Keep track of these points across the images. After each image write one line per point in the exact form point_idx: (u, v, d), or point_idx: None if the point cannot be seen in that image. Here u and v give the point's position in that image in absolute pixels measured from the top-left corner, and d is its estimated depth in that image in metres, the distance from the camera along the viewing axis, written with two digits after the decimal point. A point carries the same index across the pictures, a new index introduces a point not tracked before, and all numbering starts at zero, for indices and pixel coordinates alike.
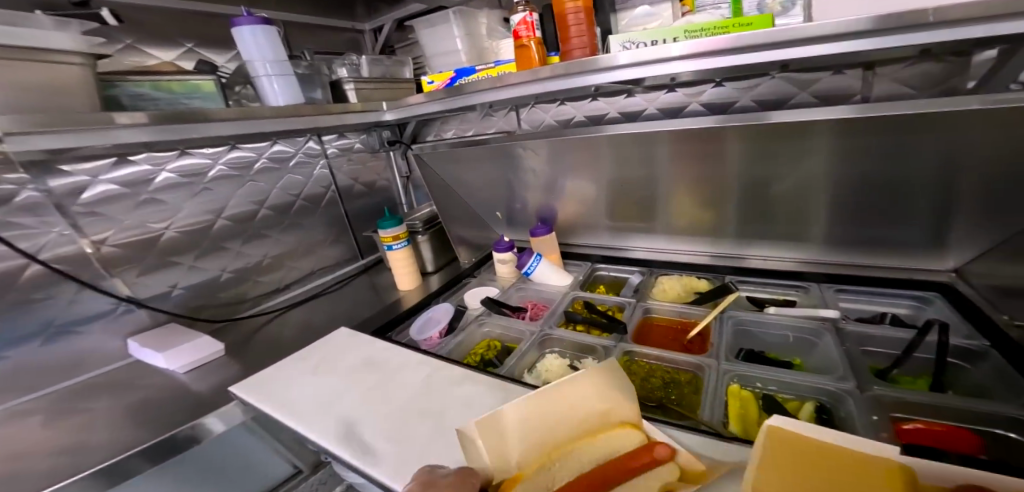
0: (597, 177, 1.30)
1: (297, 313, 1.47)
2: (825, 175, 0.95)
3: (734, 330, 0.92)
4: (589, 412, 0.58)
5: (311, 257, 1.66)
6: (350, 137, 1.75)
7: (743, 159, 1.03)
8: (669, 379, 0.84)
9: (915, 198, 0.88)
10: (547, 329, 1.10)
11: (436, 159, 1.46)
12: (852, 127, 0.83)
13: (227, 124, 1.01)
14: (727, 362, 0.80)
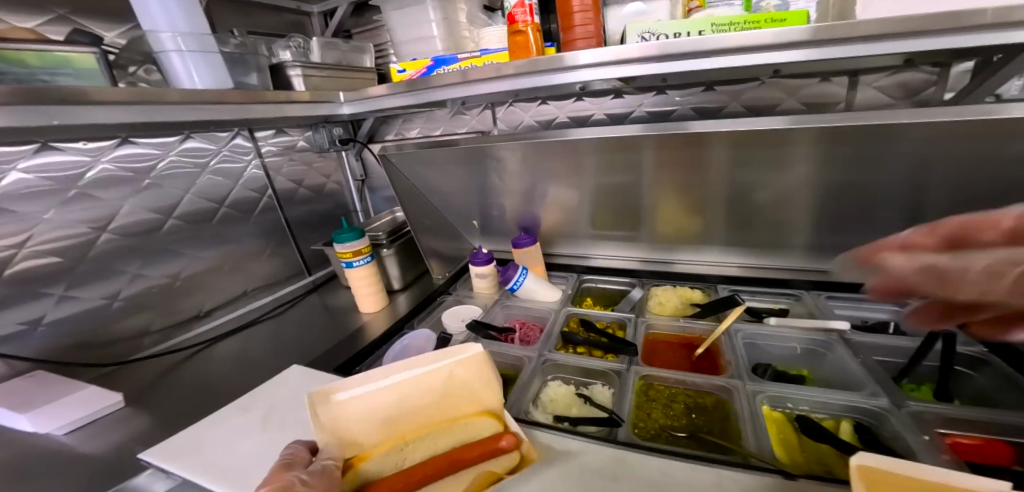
0: (578, 184, 1.22)
1: (225, 347, 1.17)
2: (806, 182, 0.96)
3: (740, 343, 0.90)
4: (454, 396, 0.67)
5: (242, 276, 1.35)
6: (292, 133, 1.48)
7: (728, 167, 1.00)
8: (694, 404, 0.78)
9: (890, 204, 0.93)
10: (547, 353, 0.99)
11: (404, 159, 1.26)
12: (832, 137, 0.84)
13: (116, 108, 0.73)
14: (754, 381, 0.75)
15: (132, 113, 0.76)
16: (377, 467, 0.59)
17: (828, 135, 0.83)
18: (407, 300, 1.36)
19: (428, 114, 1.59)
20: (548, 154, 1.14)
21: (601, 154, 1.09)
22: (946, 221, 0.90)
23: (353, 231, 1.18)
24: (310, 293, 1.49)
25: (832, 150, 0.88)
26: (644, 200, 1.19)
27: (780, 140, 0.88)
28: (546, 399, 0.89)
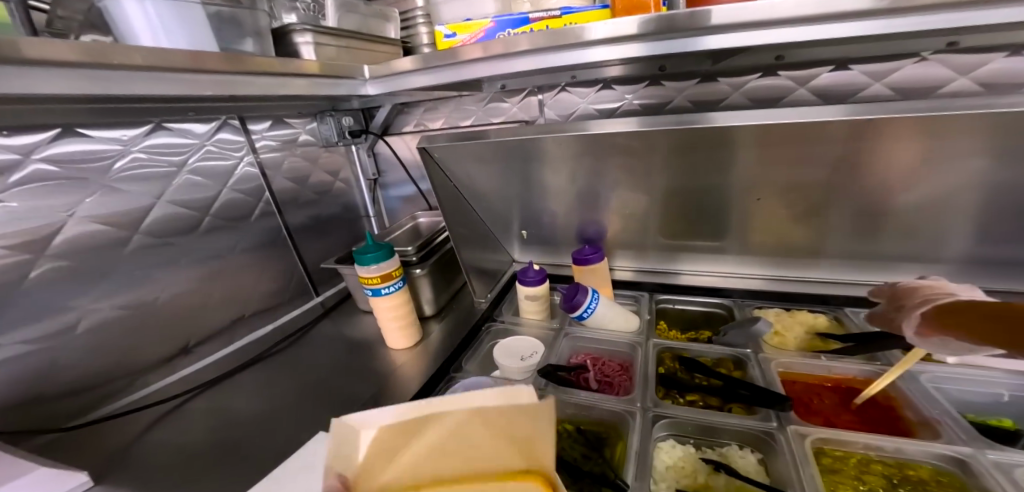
0: (652, 186, 0.97)
1: (223, 399, 0.89)
2: (970, 183, 0.73)
3: (931, 389, 0.71)
4: (490, 445, 0.49)
5: (237, 300, 1.06)
6: (293, 122, 1.20)
7: (859, 161, 0.76)
8: (905, 478, 0.58)
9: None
10: (652, 406, 0.80)
11: (447, 152, 0.99)
12: (1004, 125, 0.60)
13: (51, 67, 0.46)
14: (994, 449, 0.56)
15: (77, 78, 0.50)
16: None
17: (1001, 126, 0.61)
18: (443, 331, 1.10)
19: (458, 99, 1.34)
20: (623, 154, 0.90)
21: (685, 151, 0.85)
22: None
23: (382, 250, 0.90)
24: (321, 317, 1.22)
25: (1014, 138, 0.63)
26: (743, 205, 0.94)
27: (939, 127, 0.64)
28: (676, 469, 0.71)
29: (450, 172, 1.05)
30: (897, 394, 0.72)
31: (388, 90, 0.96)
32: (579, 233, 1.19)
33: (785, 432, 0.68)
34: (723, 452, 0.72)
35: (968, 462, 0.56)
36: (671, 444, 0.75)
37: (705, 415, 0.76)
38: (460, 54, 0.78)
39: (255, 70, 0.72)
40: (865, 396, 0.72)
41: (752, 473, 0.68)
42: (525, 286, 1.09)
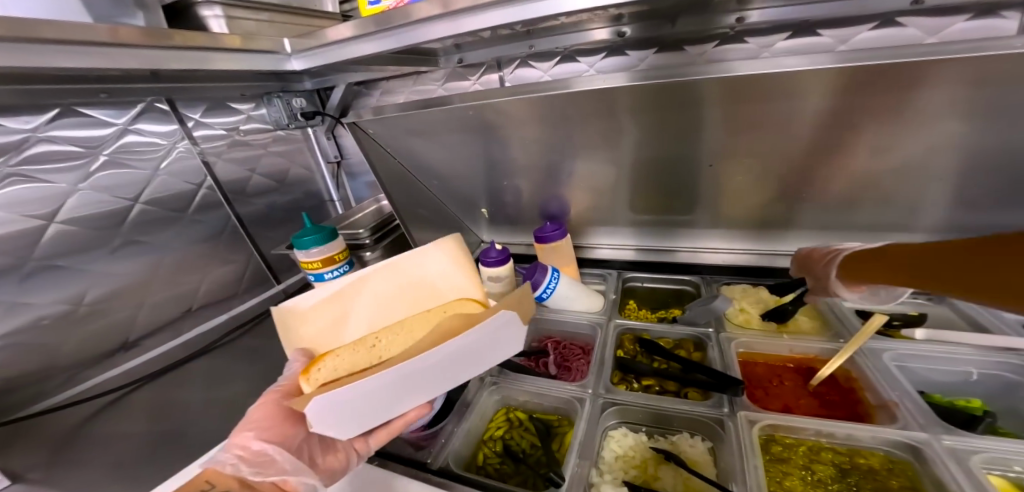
0: (610, 159, 0.91)
1: (175, 392, 0.90)
2: (947, 148, 0.65)
3: (892, 367, 0.68)
4: (421, 291, 0.68)
5: (186, 290, 1.03)
6: (236, 105, 1.14)
7: (831, 118, 0.66)
8: (854, 468, 0.55)
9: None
10: (604, 392, 0.75)
11: (382, 128, 0.91)
12: (982, 73, 0.51)
13: None
14: (949, 433, 0.53)
15: None
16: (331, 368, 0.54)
17: (982, 76, 0.52)
18: None
19: (417, 76, 1.27)
20: (577, 116, 0.81)
21: (643, 115, 0.77)
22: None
23: (320, 233, 0.86)
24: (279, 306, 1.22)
25: (993, 96, 0.55)
26: (705, 175, 0.87)
27: (912, 79, 0.56)
28: (626, 459, 0.68)
29: (391, 148, 0.98)
30: (859, 374, 0.67)
31: (315, 64, 0.87)
32: (540, 211, 1.14)
33: (734, 419, 0.63)
34: (673, 441, 0.69)
35: (920, 448, 0.52)
36: (624, 432, 0.72)
37: (659, 401, 0.71)
38: (412, 11, 0.69)
39: (160, 44, 0.67)
40: (823, 376, 0.68)
41: (700, 462, 0.64)
42: (488, 267, 1.04)
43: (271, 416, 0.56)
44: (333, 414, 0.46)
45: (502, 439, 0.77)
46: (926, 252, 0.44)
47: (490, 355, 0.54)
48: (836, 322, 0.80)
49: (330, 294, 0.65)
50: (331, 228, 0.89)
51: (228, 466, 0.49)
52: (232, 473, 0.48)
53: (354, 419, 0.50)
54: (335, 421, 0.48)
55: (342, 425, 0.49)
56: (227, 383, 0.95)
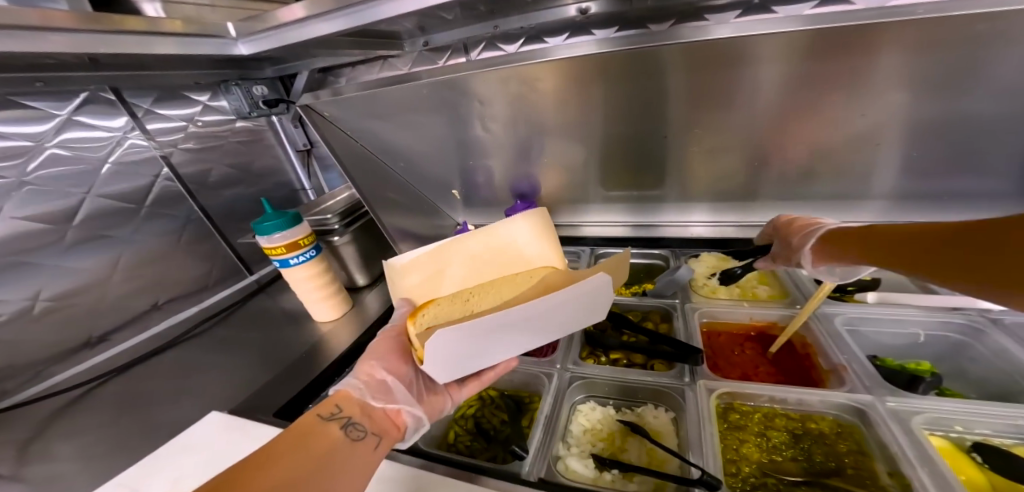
0: (575, 136, 0.90)
1: (143, 382, 0.91)
2: (897, 116, 0.67)
3: (843, 330, 0.72)
4: (511, 256, 0.68)
5: (151, 284, 1.06)
6: (193, 95, 1.12)
7: (783, 86, 0.67)
8: (803, 431, 0.57)
9: (1006, 148, 0.67)
10: (571, 367, 0.77)
11: (339, 110, 0.88)
12: (927, 36, 0.54)
13: None
14: (894, 396, 0.55)
15: None
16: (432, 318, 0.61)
17: (922, 39, 0.55)
18: (375, 299, 1.13)
19: (382, 61, 1.23)
20: (551, 77, 0.76)
21: (613, 84, 0.75)
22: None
23: (283, 218, 0.84)
24: (252, 296, 1.24)
25: (934, 64, 0.58)
26: (671, 151, 0.87)
27: (858, 44, 0.58)
28: (593, 432, 0.69)
29: (351, 131, 0.94)
30: (813, 339, 0.72)
31: (262, 47, 0.80)
32: (511, 191, 1.13)
33: (693, 388, 0.65)
34: (639, 412, 0.70)
35: (865, 411, 0.55)
36: (592, 406, 0.73)
37: (625, 374, 0.72)
38: None
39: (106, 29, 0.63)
40: (781, 343, 0.73)
41: (663, 433, 0.65)
42: None
43: (388, 351, 0.61)
44: (437, 361, 0.48)
45: (473, 417, 0.78)
46: (904, 232, 0.43)
47: (584, 317, 0.54)
48: (794, 287, 0.87)
49: (427, 250, 0.68)
50: (293, 213, 0.88)
51: (355, 389, 0.54)
52: (359, 398, 0.53)
53: (455, 368, 0.52)
54: (436, 369, 0.49)
55: (440, 372, 0.51)
56: (199, 371, 0.95)
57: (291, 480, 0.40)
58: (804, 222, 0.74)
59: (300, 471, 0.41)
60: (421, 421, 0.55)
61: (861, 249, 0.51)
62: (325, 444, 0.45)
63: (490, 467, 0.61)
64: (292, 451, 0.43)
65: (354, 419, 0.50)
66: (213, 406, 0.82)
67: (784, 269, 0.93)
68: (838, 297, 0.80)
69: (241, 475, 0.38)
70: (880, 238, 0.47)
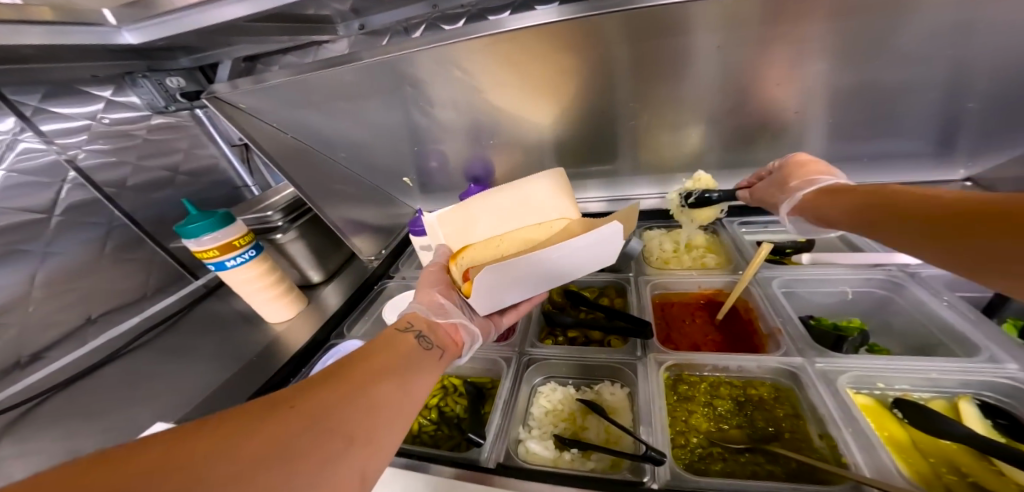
0: (528, 113, 0.92)
1: (86, 398, 0.87)
2: (824, 89, 0.77)
3: (779, 292, 0.81)
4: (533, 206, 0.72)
5: (84, 298, 1.01)
6: (93, 90, 1.03)
7: (718, 53, 0.72)
8: (744, 399, 0.61)
9: (911, 111, 0.79)
10: (529, 350, 0.77)
11: (261, 101, 0.83)
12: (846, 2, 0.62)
13: None
14: (823, 357, 0.62)
15: None
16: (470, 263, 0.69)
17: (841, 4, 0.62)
18: (332, 294, 1.08)
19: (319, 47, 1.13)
20: (514, 54, 0.78)
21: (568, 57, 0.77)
22: (989, 126, 0.79)
23: (210, 218, 0.79)
24: (200, 301, 1.19)
25: (851, 31, 0.67)
26: (626, 126, 0.90)
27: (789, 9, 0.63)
28: (555, 413, 0.69)
29: (275, 123, 0.89)
30: (754, 304, 0.79)
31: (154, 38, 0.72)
32: (465, 173, 1.10)
33: (644, 362, 0.67)
34: (597, 390, 0.71)
35: (797, 373, 0.60)
36: (552, 387, 0.73)
37: (584, 353, 0.73)
38: None
39: None
40: (726, 309, 0.80)
41: (619, 409, 0.66)
42: (419, 237, 1.03)
43: (437, 282, 0.68)
44: (485, 289, 0.59)
45: (436, 406, 0.76)
46: (884, 203, 0.49)
47: (605, 255, 0.65)
48: (736, 252, 0.91)
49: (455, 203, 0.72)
50: (223, 213, 0.82)
51: (419, 310, 0.60)
52: (425, 316, 0.59)
53: (499, 294, 0.63)
54: (481, 297, 0.61)
55: (487, 299, 0.63)
56: (146, 382, 0.90)
57: (378, 375, 0.44)
58: (799, 169, 0.70)
59: (384, 368, 0.45)
60: (475, 337, 0.64)
61: (838, 209, 0.57)
62: (401, 349, 0.50)
63: (444, 456, 0.60)
64: (373, 355, 0.47)
65: (423, 333, 0.55)
66: (166, 414, 0.79)
67: (729, 235, 0.99)
68: (781, 261, 0.89)
69: (335, 376, 0.41)
70: (860, 201, 0.53)
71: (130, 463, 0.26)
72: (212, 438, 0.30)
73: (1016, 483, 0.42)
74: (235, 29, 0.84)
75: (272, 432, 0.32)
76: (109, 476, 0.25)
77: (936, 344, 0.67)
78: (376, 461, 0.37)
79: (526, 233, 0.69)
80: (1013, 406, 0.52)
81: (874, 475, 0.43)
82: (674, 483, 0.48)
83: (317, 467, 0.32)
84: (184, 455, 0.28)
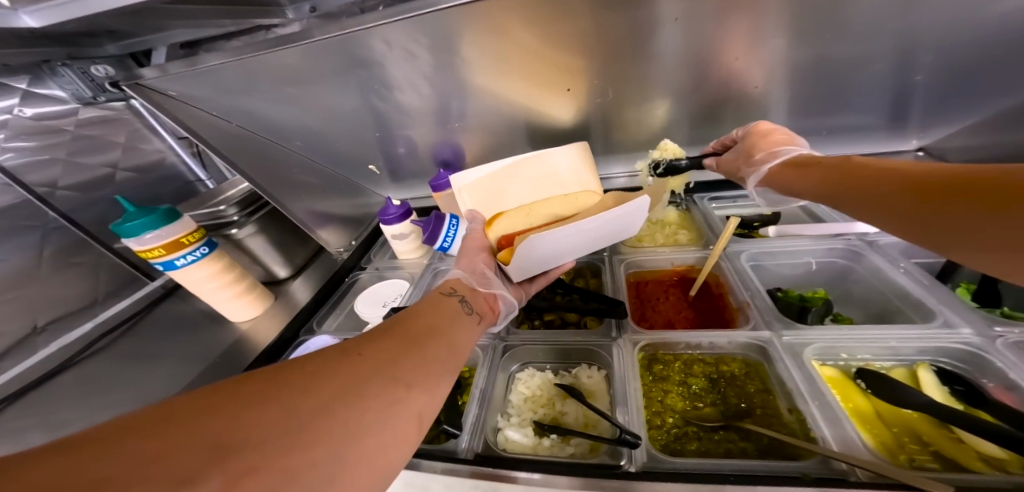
0: (498, 92, 0.91)
1: (40, 409, 0.83)
2: (781, 65, 0.83)
3: (748, 265, 0.82)
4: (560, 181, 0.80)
5: (26, 305, 0.94)
6: (7, 81, 0.93)
7: (676, 28, 0.78)
8: (716, 375, 0.62)
9: (860, 83, 0.85)
10: (505, 337, 0.76)
11: (191, 87, 0.79)
12: None
13: None
14: (789, 330, 0.62)
15: None
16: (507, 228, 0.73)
17: None
18: (301, 289, 1.03)
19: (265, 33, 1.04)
20: (494, 32, 0.80)
21: (548, 36, 0.80)
22: (936, 96, 0.85)
23: (149, 215, 0.74)
24: (159, 303, 1.12)
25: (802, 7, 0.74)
26: (593, 104, 0.92)
27: None
28: (534, 399, 0.68)
29: (216, 110, 0.83)
30: (724, 279, 0.79)
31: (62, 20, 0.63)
32: (432, 158, 1.06)
33: (619, 342, 0.67)
34: (574, 374, 0.70)
35: (765, 347, 0.61)
36: (530, 373, 0.72)
37: (560, 337, 0.73)
38: None
39: None
40: (699, 285, 0.80)
41: (596, 392, 0.66)
42: (389, 225, 0.99)
43: (479, 249, 0.68)
44: (530, 253, 0.60)
45: None
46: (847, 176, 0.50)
47: (631, 227, 0.68)
48: (706, 228, 0.91)
49: (487, 173, 0.78)
50: (164, 209, 0.77)
51: (463, 277, 0.60)
52: (468, 284, 0.59)
53: (534, 263, 0.65)
54: (522, 264, 0.62)
55: (522, 266, 0.64)
56: (103, 389, 0.85)
57: (430, 330, 0.44)
58: (761, 140, 0.69)
59: (434, 325, 0.45)
60: (511, 306, 0.65)
61: (801, 177, 0.57)
62: (448, 309, 0.50)
63: (424, 451, 0.57)
64: (423, 312, 0.48)
65: (466, 297, 0.56)
66: None
67: (700, 211, 0.98)
68: (749, 235, 0.90)
69: (389, 329, 0.42)
70: (824, 171, 0.54)
71: (216, 400, 0.27)
72: (285, 380, 0.31)
73: (977, 450, 0.44)
74: (160, 10, 0.75)
75: (338, 377, 0.33)
76: (199, 410, 0.26)
77: (895, 310, 0.69)
78: (434, 409, 0.37)
79: (557, 204, 0.73)
80: (968, 372, 0.55)
81: (840, 448, 0.44)
82: (651, 465, 0.48)
83: (383, 408, 0.33)
84: (258, 394, 0.29)
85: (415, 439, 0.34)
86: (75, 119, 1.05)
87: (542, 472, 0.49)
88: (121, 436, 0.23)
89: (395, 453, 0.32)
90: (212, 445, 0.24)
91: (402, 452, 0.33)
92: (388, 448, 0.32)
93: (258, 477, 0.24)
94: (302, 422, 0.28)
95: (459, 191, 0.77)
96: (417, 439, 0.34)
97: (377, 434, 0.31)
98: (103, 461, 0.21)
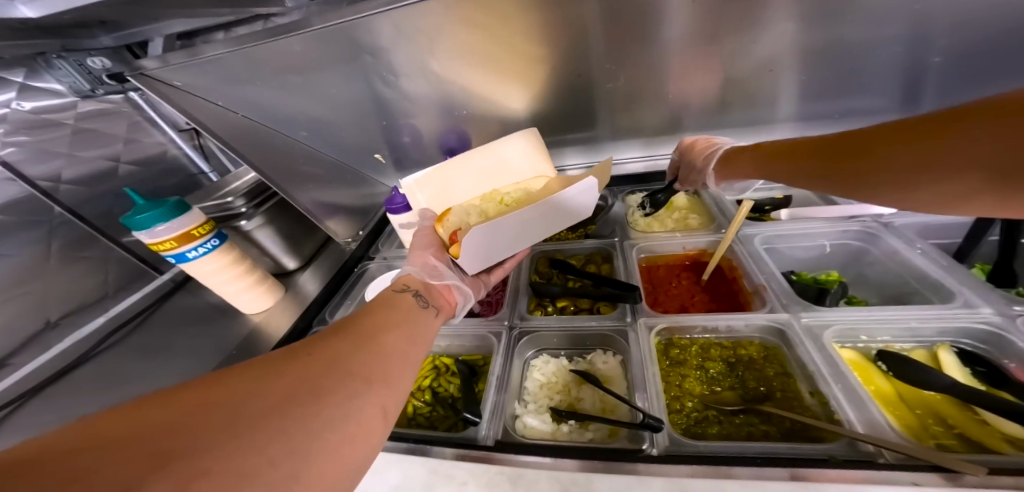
0: (504, 79, 0.89)
1: (59, 403, 0.83)
2: (791, 49, 0.80)
3: (761, 248, 0.81)
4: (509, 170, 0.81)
5: (39, 299, 0.95)
6: (3, 75, 0.92)
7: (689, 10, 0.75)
8: (731, 359, 0.63)
9: (879, 68, 0.82)
10: (519, 324, 0.76)
11: (196, 77, 0.77)
12: None
13: None
14: (808, 312, 0.62)
15: None
16: (448, 229, 0.71)
17: None
18: (312, 280, 1.03)
19: (264, 21, 1.02)
20: (497, 16, 0.77)
21: (554, 20, 0.77)
22: (952, 78, 0.82)
23: (161, 207, 0.73)
24: (170, 295, 1.12)
25: None
26: (603, 90, 0.90)
27: None
28: (549, 385, 0.68)
29: (223, 101, 0.82)
30: (737, 262, 0.79)
31: (57, 9, 0.61)
32: (439, 147, 1.04)
33: (634, 327, 0.68)
34: (589, 360, 0.71)
35: (784, 330, 0.61)
36: (545, 360, 0.72)
37: (574, 322, 0.73)
38: None
39: None
40: (711, 269, 0.80)
41: (612, 378, 0.66)
42: (396, 215, 0.98)
43: (428, 245, 0.67)
44: (474, 247, 0.60)
45: (430, 387, 0.74)
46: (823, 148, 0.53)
47: (581, 211, 0.69)
48: (718, 212, 0.90)
49: (435, 169, 0.77)
50: (174, 201, 0.76)
51: (414, 274, 0.58)
52: (421, 279, 0.58)
53: (491, 252, 0.65)
54: (472, 256, 0.62)
55: (476, 256, 0.63)
56: (122, 381, 0.86)
57: (389, 325, 0.44)
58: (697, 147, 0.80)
59: (393, 320, 0.45)
60: (468, 297, 0.64)
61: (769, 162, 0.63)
62: (403, 304, 0.50)
63: (442, 437, 0.58)
64: (378, 309, 0.47)
65: (421, 292, 0.55)
66: None
67: (708, 195, 0.98)
68: (762, 218, 0.89)
69: (345, 329, 0.41)
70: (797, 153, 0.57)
71: (156, 410, 0.26)
72: (234, 385, 0.30)
73: (1000, 431, 0.44)
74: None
75: (286, 380, 0.32)
76: (132, 426, 0.25)
77: (912, 290, 0.69)
78: (398, 402, 0.37)
79: (507, 194, 0.75)
80: (990, 353, 0.54)
81: (866, 431, 0.44)
82: (672, 448, 0.49)
83: (340, 404, 0.32)
84: (204, 400, 0.28)
85: (383, 431, 0.34)
86: (74, 112, 1.04)
87: (551, 456, 0.49)
88: (45, 454, 0.21)
89: (362, 446, 0.31)
90: (151, 452, 0.23)
91: (368, 444, 0.32)
92: (353, 442, 0.31)
93: (212, 479, 0.23)
94: (253, 422, 0.27)
95: (409, 192, 0.78)
96: (383, 432, 0.34)
97: (340, 429, 0.31)
98: (50, 465, 0.20)
